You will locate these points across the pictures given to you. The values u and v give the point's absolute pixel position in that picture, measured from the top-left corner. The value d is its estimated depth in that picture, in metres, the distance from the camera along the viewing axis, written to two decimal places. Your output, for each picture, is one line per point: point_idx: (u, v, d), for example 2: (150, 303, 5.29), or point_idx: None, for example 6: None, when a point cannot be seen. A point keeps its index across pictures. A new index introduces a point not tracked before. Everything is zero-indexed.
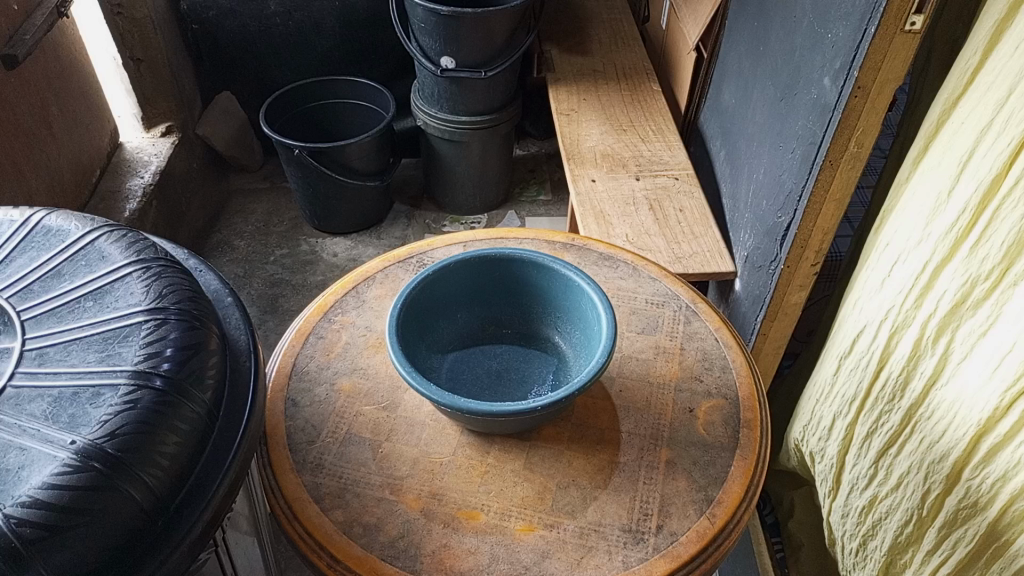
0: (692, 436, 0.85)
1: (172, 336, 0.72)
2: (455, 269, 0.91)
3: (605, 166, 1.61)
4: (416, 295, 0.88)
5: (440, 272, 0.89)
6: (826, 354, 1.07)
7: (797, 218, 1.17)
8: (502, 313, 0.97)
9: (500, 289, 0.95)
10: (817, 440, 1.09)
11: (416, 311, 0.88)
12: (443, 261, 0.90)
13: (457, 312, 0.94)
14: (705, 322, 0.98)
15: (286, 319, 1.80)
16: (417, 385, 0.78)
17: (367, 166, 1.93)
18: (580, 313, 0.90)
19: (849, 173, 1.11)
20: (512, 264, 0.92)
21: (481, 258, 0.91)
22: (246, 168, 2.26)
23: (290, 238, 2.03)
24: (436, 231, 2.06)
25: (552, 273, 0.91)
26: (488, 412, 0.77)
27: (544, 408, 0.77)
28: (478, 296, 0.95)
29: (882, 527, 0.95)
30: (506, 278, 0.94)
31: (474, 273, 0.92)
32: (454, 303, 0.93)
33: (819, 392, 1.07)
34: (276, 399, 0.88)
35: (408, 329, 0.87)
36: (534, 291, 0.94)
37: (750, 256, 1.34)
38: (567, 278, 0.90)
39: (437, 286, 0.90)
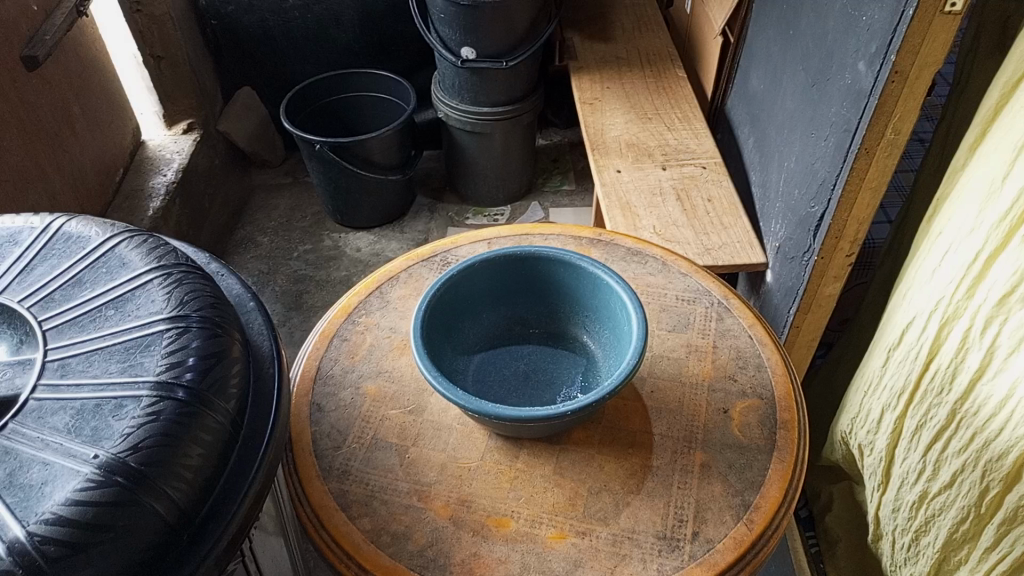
0: (727, 438, 0.82)
1: (194, 344, 0.71)
2: (480, 268, 0.89)
3: (631, 156, 1.57)
4: (441, 296, 0.86)
5: (465, 271, 0.88)
6: (876, 346, 1.04)
7: (831, 208, 1.14)
8: (529, 312, 0.95)
9: (526, 287, 0.93)
10: (865, 432, 1.06)
11: (441, 312, 0.87)
12: (467, 261, 0.88)
13: (483, 312, 0.92)
14: (738, 319, 0.95)
15: (310, 315, 1.79)
16: (442, 389, 0.76)
17: (388, 160, 1.91)
18: (609, 312, 0.88)
19: (886, 161, 1.07)
20: (538, 263, 0.90)
21: (506, 256, 0.89)
22: (268, 163, 2.25)
23: (313, 233, 2.02)
24: (458, 223, 2.04)
25: (579, 271, 0.89)
26: (516, 418, 0.75)
27: (574, 413, 0.75)
28: (504, 295, 0.93)
29: (934, 524, 0.91)
30: (533, 276, 0.91)
31: (499, 273, 0.90)
32: (479, 303, 0.91)
33: (868, 383, 1.04)
34: (300, 404, 0.86)
35: (433, 332, 0.85)
36: (561, 289, 0.92)
37: (781, 246, 1.30)
38: (595, 276, 0.88)
39: (462, 286, 0.88)
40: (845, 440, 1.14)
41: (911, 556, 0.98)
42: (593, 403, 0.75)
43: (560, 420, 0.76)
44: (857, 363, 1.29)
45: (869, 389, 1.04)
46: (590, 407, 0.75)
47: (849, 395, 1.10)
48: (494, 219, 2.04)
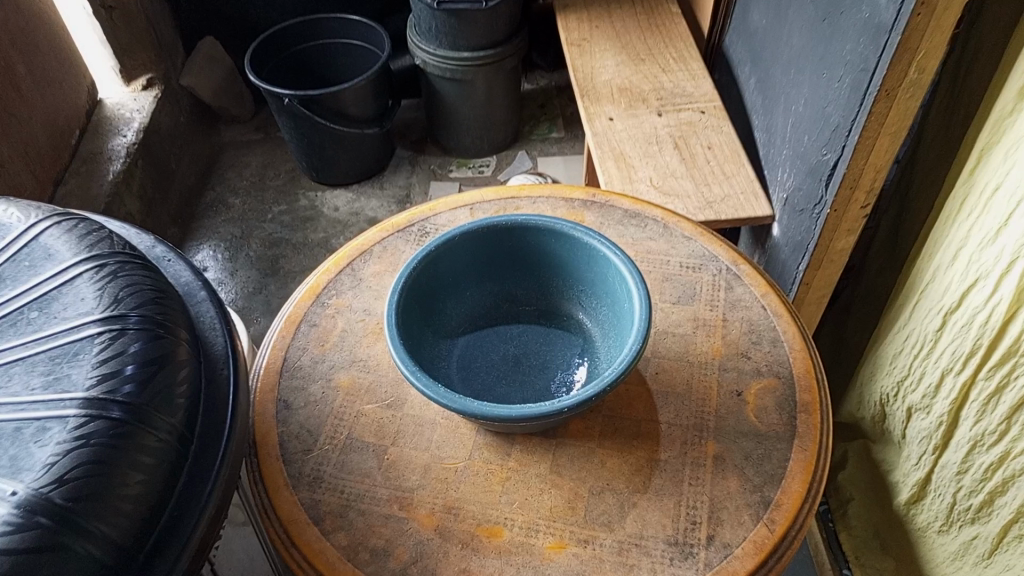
0: (741, 425, 0.74)
1: (133, 349, 0.61)
2: (461, 242, 0.79)
3: (623, 101, 1.46)
4: (417, 277, 0.76)
5: (443, 247, 0.78)
6: (921, 308, 0.99)
7: (846, 156, 1.04)
8: (517, 287, 0.85)
9: (513, 261, 0.83)
10: (918, 395, 1.03)
11: (417, 294, 0.77)
12: (445, 234, 0.78)
13: (465, 290, 0.83)
14: (749, 288, 0.85)
15: (288, 281, 1.69)
16: (420, 387, 0.67)
17: (363, 112, 1.79)
18: (606, 287, 0.79)
19: (908, 103, 0.96)
20: (524, 235, 0.80)
21: (489, 228, 0.79)
22: (237, 119, 2.12)
23: (288, 192, 1.91)
24: (442, 176, 1.92)
25: (573, 242, 0.79)
26: (507, 419, 0.66)
27: (573, 409, 0.66)
28: (489, 271, 0.83)
29: (1014, 484, 0.88)
30: (519, 248, 0.82)
31: (482, 246, 0.80)
32: (461, 280, 0.82)
33: (922, 347, 1.00)
34: (265, 402, 0.77)
35: (410, 318, 0.76)
36: (553, 262, 0.82)
37: (789, 198, 1.20)
38: (588, 247, 0.78)
39: (441, 263, 0.78)
40: (886, 400, 1.12)
41: (979, 516, 0.95)
42: (593, 398, 0.66)
43: (556, 417, 0.67)
44: (871, 320, 1.21)
45: (924, 351, 1.00)
46: (590, 402, 0.66)
47: (897, 357, 1.06)
48: (480, 171, 1.93)
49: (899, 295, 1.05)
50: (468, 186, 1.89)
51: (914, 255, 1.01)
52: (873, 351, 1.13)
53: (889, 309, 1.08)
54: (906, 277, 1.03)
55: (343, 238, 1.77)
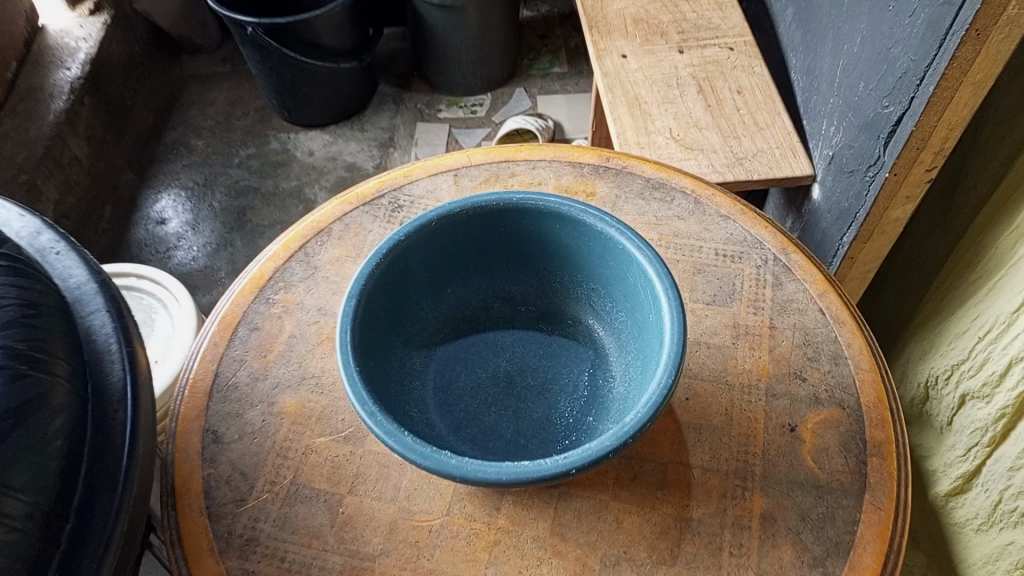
0: (796, 473, 0.58)
1: None
2: (439, 228, 0.61)
3: (638, 35, 1.25)
4: (382, 277, 0.59)
5: (418, 236, 0.60)
6: (1003, 282, 0.80)
7: (915, 110, 0.85)
8: (510, 282, 0.68)
9: (506, 249, 0.65)
10: (977, 381, 0.84)
11: (382, 298, 0.60)
12: (419, 217, 0.60)
13: (444, 287, 0.66)
14: (802, 284, 0.68)
15: (255, 236, 1.51)
16: (382, 434, 0.50)
17: (340, 44, 1.57)
18: (626, 289, 0.61)
19: (1002, 45, 0.77)
20: (520, 218, 0.62)
21: (476, 210, 0.61)
22: (201, 48, 1.89)
23: (257, 133, 1.71)
24: (430, 117, 1.72)
25: (584, 230, 0.61)
26: (494, 483, 0.49)
27: (583, 469, 0.49)
28: (474, 261, 0.66)
29: None
30: (515, 234, 0.64)
31: (466, 232, 0.63)
32: (439, 275, 0.64)
33: (992, 326, 0.81)
34: (189, 433, 0.61)
35: (373, 330, 0.59)
36: (556, 252, 0.65)
37: (836, 156, 1.02)
38: (602, 236, 0.60)
39: (414, 255, 0.61)
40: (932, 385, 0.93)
41: None
42: (610, 455, 0.49)
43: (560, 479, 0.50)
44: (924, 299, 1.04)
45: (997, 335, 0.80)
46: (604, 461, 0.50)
47: (957, 335, 0.87)
48: (472, 111, 1.73)
49: (972, 264, 0.85)
50: (459, 127, 1.69)
51: (993, 220, 0.82)
52: (921, 331, 0.95)
53: (953, 283, 0.88)
54: (982, 244, 0.83)
55: (318, 187, 1.58)
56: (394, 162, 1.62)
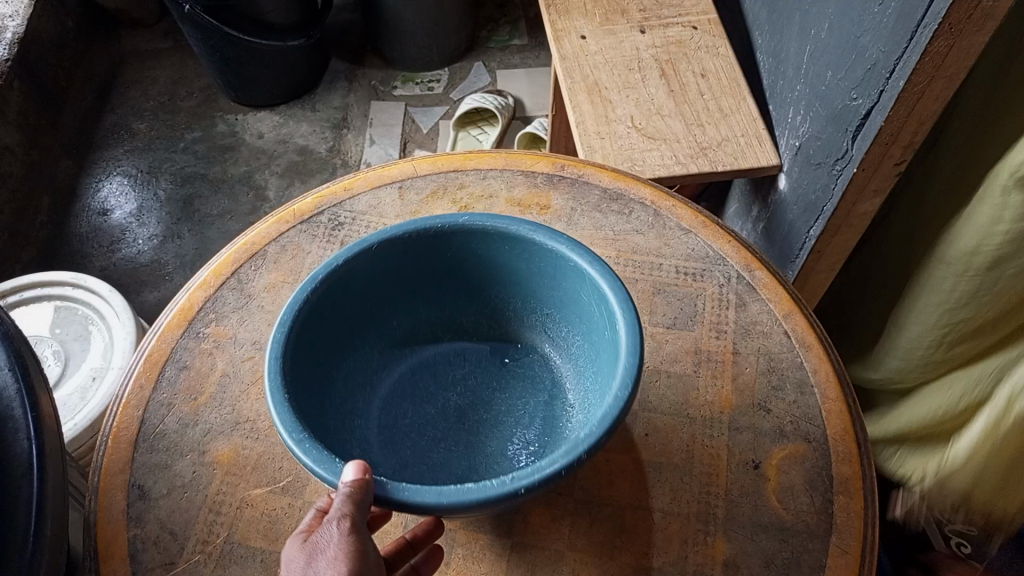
0: (762, 514, 0.55)
1: None
2: (378, 255, 0.56)
3: (598, 14, 1.19)
4: (315, 308, 0.53)
5: (355, 261, 0.54)
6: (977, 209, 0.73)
7: (885, 104, 0.81)
8: (459, 313, 0.64)
9: (453, 276, 0.61)
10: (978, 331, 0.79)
11: (317, 332, 0.54)
12: (355, 242, 0.55)
13: (387, 319, 0.61)
14: (767, 305, 0.65)
15: (203, 227, 1.44)
16: (310, 463, 0.44)
17: (286, 19, 1.49)
18: (585, 312, 0.57)
19: (975, 38, 0.73)
20: (466, 243, 0.58)
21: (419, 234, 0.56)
22: (141, 22, 1.79)
23: (203, 115, 1.63)
24: (385, 94, 1.65)
25: (536, 252, 0.57)
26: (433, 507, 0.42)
27: (533, 489, 0.43)
28: (419, 289, 0.61)
29: None
30: (462, 256, 0.59)
31: (409, 259, 0.58)
32: (382, 306, 0.60)
33: None
34: (112, 490, 0.56)
35: (309, 369, 0.53)
36: (505, 277, 0.61)
37: (802, 147, 0.98)
38: (554, 254, 0.55)
39: (352, 282, 0.56)
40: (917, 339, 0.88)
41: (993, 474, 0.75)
42: (563, 472, 0.43)
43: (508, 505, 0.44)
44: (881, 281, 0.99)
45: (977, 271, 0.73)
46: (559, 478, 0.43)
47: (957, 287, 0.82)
48: (429, 88, 1.66)
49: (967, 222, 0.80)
50: (415, 106, 1.62)
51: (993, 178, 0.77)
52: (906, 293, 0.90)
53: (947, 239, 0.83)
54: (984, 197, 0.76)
55: (268, 173, 1.51)
56: (348, 144, 1.55)
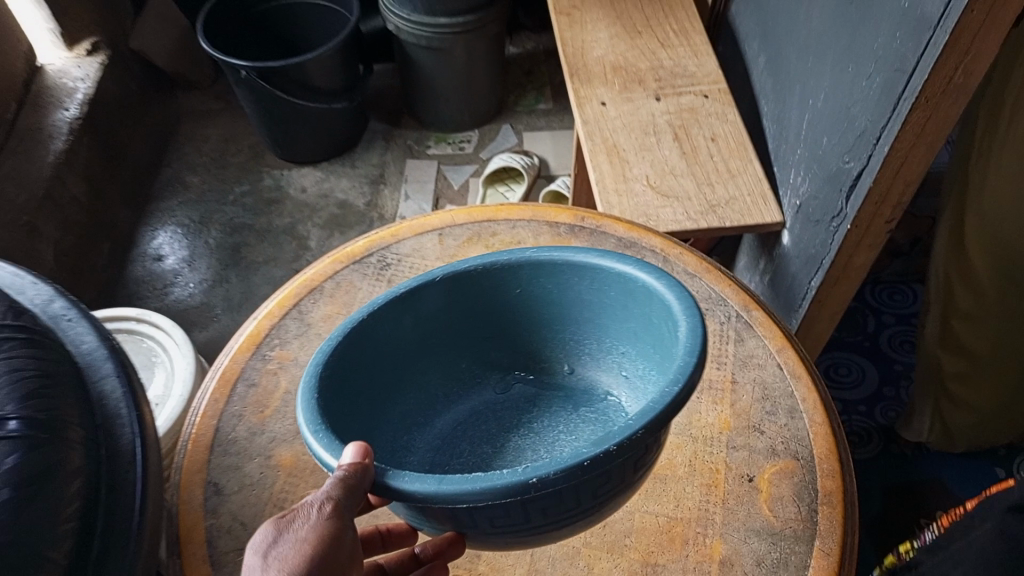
0: (754, 520, 0.63)
1: (9, 462, 0.50)
2: (444, 288, 0.60)
3: (617, 83, 1.31)
4: (377, 331, 0.58)
5: (425, 288, 0.59)
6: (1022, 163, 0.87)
7: (874, 167, 0.90)
8: (532, 357, 0.68)
9: (524, 316, 0.65)
10: None
11: (379, 354, 0.59)
12: (424, 275, 0.60)
13: (457, 358, 0.66)
14: (762, 340, 0.73)
15: (250, 272, 1.55)
16: (317, 448, 0.49)
17: (331, 84, 1.62)
18: (654, 337, 0.59)
19: (949, 110, 0.83)
20: (534, 277, 0.61)
21: (485, 269, 0.60)
22: (196, 85, 1.95)
23: (251, 170, 1.76)
24: (419, 153, 1.77)
25: (606, 285, 0.60)
26: (432, 495, 0.46)
27: (545, 482, 0.45)
28: (490, 329, 0.65)
29: None
30: (536, 292, 0.63)
31: (475, 294, 0.62)
32: (450, 339, 0.64)
33: None
34: (192, 486, 0.65)
35: (365, 388, 0.58)
36: (580, 313, 0.64)
37: (803, 206, 1.08)
38: (621, 278, 0.58)
39: (422, 309, 0.60)
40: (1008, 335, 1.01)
41: None
42: (586, 463, 0.45)
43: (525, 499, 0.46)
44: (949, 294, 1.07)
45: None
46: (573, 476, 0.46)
47: None
48: (460, 148, 1.78)
49: None
50: (447, 164, 1.74)
51: None
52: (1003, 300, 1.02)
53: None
54: None
55: (310, 224, 1.63)
56: (384, 199, 1.67)
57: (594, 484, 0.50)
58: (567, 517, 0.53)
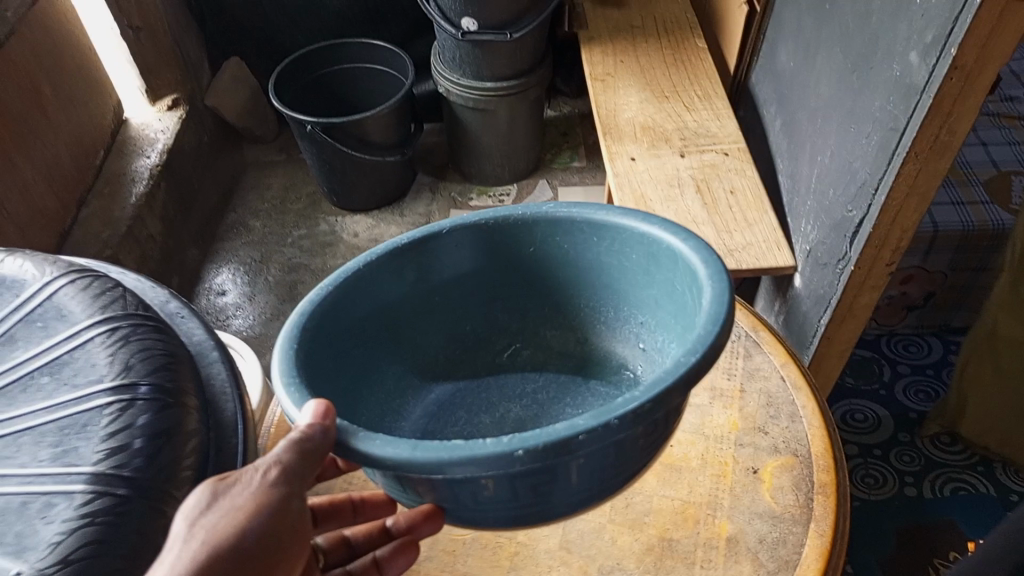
0: (757, 505, 0.72)
1: (141, 421, 0.61)
2: (476, 233, 0.72)
3: (646, 140, 1.44)
4: (388, 265, 0.70)
5: (459, 229, 0.72)
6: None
7: (873, 214, 1.01)
8: (542, 323, 0.80)
9: (535, 274, 0.77)
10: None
11: (385, 294, 0.71)
12: (432, 224, 0.71)
13: (461, 310, 0.78)
14: (768, 356, 0.84)
15: None
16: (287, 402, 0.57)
17: (385, 139, 1.78)
18: (672, 289, 0.68)
19: (938, 164, 0.94)
20: (552, 235, 0.73)
21: (494, 221, 0.72)
22: (261, 139, 2.13)
23: (307, 216, 1.92)
24: (462, 204, 1.92)
25: (629, 245, 0.70)
26: (406, 460, 0.52)
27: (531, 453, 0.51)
28: (500, 285, 0.77)
29: None
30: (570, 253, 0.74)
31: (502, 245, 0.74)
32: (480, 281, 0.77)
33: None
34: None
35: (364, 330, 0.70)
36: (609, 277, 0.74)
37: (813, 251, 1.19)
38: (641, 236, 0.68)
39: (456, 247, 0.73)
40: None
41: None
42: (581, 436, 0.51)
43: (507, 470, 0.52)
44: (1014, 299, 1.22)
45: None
46: (559, 451, 0.51)
47: None
48: (500, 200, 1.92)
49: None
50: None
51: None
52: None
53: None
54: None
55: None
56: None
57: (603, 457, 0.56)
58: (558, 497, 0.60)
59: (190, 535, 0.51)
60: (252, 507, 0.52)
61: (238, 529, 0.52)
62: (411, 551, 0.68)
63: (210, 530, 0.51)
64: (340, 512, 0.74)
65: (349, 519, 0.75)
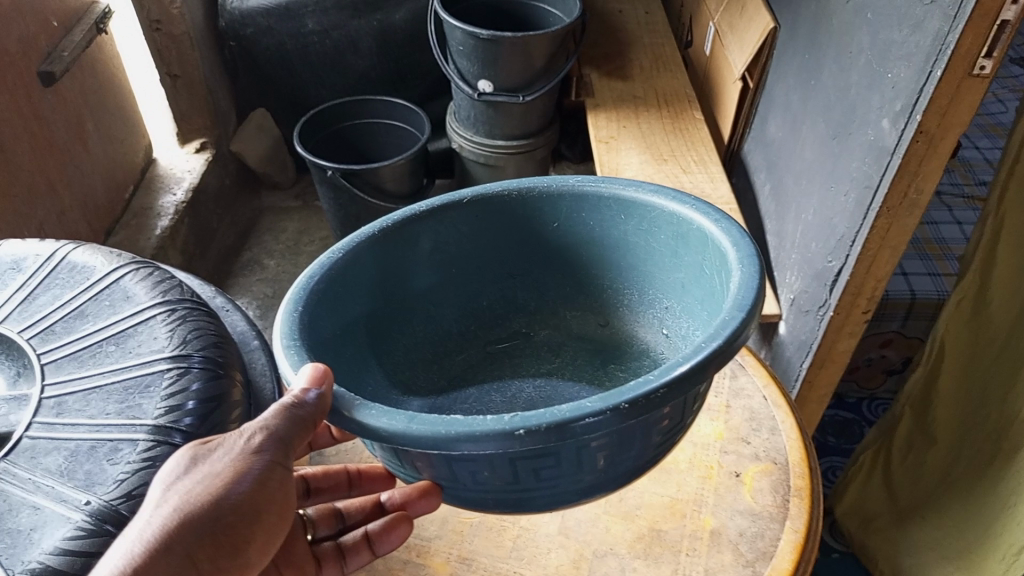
0: (738, 504, 0.80)
1: (195, 386, 0.69)
2: (506, 203, 0.82)
3: None
4: (418, 223, 0.80)
5: (490, 199, 0.82)
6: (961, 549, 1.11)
7: (850, 264, 1.10)
8: (564, 304, 0.90)
9: (562, 251, 0.87)
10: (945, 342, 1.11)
11: (399, 263, 0.80)
12: (456, 193, 0.81)
13: (482, 284, 0.88)
14: (753, 378, 0.93)
15: None
16: (290, 368, 0.60)
17: (399, 189, 1.89)
18: (698, 266, 0.77)
19: (907, 220, 1.02)
20: (573, 211, 0.83)
21: (518, 192, 0.82)
22: (279, 185, 2.25)
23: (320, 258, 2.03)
24: None
25: (660, 224, 0.79)
26: (400, 432, 0.54)
27: (531, 433, 0.53)
28: (526, 259, 0.87)
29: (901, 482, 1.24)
30: (600, 229, 0.84)
31: (528, 219, 0.84)
32: (508, 253, 0.86)
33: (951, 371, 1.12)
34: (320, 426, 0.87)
35: (379, 290, 0.79)
36: (642, 258, 0.84)
37: (796, 299, 1.29)
38: (670, 216, 0.78)
39: (488, 215, 0.83)
40: None
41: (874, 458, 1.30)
42: (588, 418, 0.53)
43: (507, 449, 0.54)
44: None
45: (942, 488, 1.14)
46: (560, 432, 0.53)
47: None
48: None
49: None
50: None
51: None
52: None
53: None
54: None
55: None
56: None
57: (628, 437, 0.59)
58: (566, 484, 0.61)
59: (166, 497, 0.56)
60: (230, 474, 0.57)
61: (211, 497, 0.56)
62: (402, 527, 0.72)
63: (182, 497, 0.56)
64: (336, 484, 0.81)
65: (343, 491, 0.81)
